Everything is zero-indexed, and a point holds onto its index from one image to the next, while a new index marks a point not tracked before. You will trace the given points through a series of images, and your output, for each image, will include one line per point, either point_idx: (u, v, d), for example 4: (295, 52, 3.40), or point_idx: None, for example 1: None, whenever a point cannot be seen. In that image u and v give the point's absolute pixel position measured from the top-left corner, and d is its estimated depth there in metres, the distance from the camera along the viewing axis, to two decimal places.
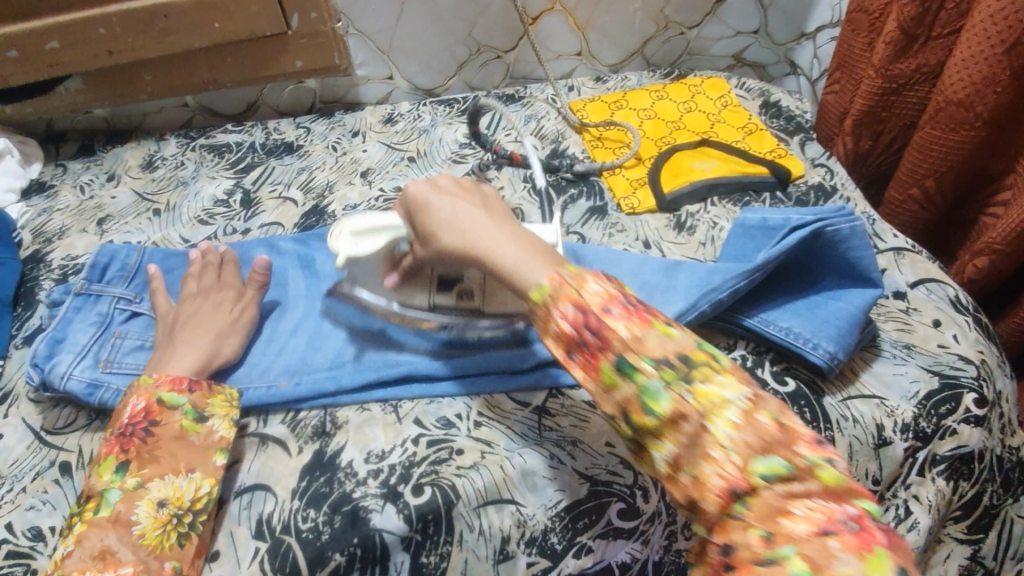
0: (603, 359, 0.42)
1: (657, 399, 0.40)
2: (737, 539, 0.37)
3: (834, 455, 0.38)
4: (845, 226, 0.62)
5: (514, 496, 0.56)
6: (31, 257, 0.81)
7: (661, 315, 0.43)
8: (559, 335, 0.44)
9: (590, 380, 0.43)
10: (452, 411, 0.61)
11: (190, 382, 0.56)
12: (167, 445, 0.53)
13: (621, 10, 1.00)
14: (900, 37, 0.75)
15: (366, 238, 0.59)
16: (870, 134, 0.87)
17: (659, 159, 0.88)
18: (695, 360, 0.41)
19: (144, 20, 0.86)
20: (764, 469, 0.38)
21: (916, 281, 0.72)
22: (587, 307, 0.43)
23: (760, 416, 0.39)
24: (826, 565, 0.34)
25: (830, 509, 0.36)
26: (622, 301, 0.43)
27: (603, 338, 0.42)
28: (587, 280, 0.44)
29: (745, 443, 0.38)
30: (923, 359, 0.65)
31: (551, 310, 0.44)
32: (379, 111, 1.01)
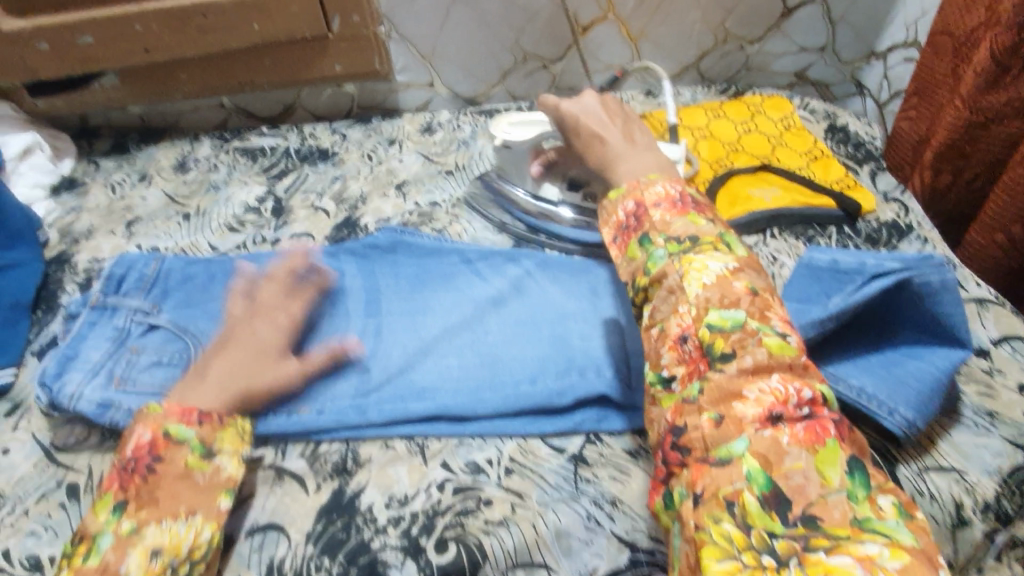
0: (633, 235, 0.48)
1: (656, 263, 0.45)
2: (692, 421, 0.39)
3: (788, 332, 0.41)
4: (935, 277, 0.54)
5: (546, 560, 0.50)
6: (55, 258, 0.79)
7: (703, 212, 0.48)
8: (614, 222, 0.51)
9: (618, 255, 0.49)
10: (482, 455, 0.57)
11: (201, 415, 0.51)
12: (173, 484, 0.49)
13: (679, 21, 0.94)
14: (992, 67, 0.68)
15: (519, 129, 0.79)
16: (951, 168, 0.79)
17: (715, 185, 0.81)
18: (702, 240, 0.45)
19: (182, 18, 0.84)
20: (714, 321, 0.41)
21: (1000, 338, 0.65)
22: (643, 204, 0.49)
23: (734, 282, 0.43)
24: (778, 460, 0.36)
25: (782, 394, 0.38)
26: (674, 200, 0.49)
27: (641, 220, 0.48)
28: (650, 184, 0.50)
29: (705, 299, 0.42)
30: (1008, 429, 0.57)
31: (617, 204, 0.51)
32: (417, 119, 0.97)
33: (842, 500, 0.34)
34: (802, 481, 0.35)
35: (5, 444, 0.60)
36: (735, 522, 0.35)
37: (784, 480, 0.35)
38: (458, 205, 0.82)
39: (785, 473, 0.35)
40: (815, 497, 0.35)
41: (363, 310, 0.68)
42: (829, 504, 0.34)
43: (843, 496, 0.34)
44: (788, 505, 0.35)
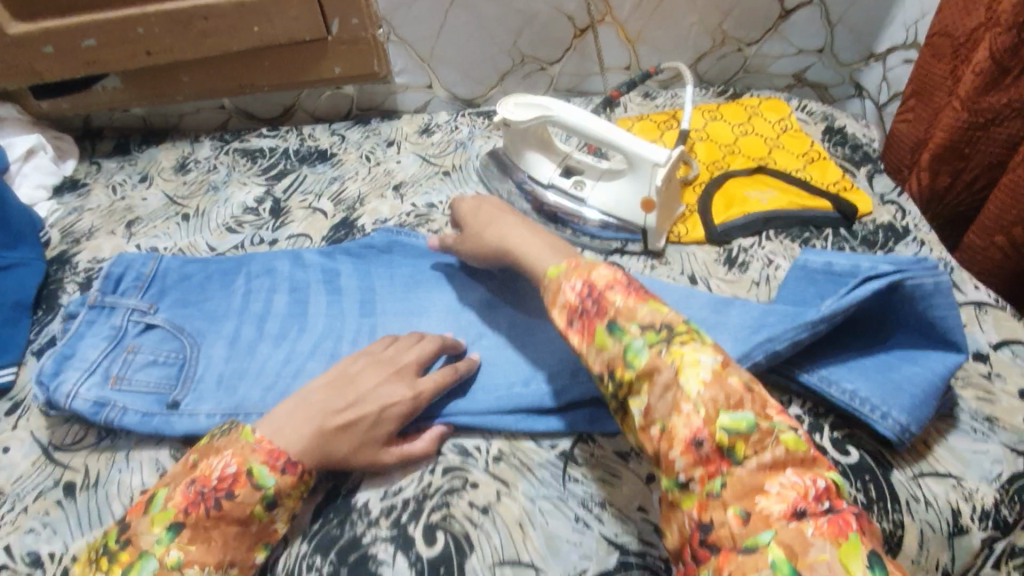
0: (599, 321, 0.45)
1: (638, 355, 0.42)
2: (715, 517, 0.37)
3: (795, 425, 0.40)
4: (929, 281, 0.53)
5: (533, 559, 0.49)
6: (57, 258, 0.80)
7: (659, 297, 0.46)
8: (567, 306, 0.48)
9: (585, 343, 0.46)
10: (471, 442, 0.57)
11: (286, 462, 0.49)
12: (227, 529, 0.47)
13: (676, 24, 0.95)
14: (990, 68, 0.68)
15: (524, 109, 0.78)
16: (949, 170, 0.79)
17: (711, 186, 0.82)
18: (677, 328, 0.43)
19: (184, 21, 0.85)
20: (727, 424, 0.38)
21: (999, 342, 0.64)
22: (594, 284, 0.47)
23: (730, 378, 0.40)
24: (803, 551, 0.34)
25: (801, 487, 0.37)
26: (626, 282, 0.46)
27: (601, 305, 0.45)
28: (598, 267, 0.48)
29: (711, 398, 0.39)
30: (1008, 436, 0.56)
31: (563, 284, 0.49)
32: (415, 121, 0.98)
33: None
34: (829, 574, 0.33)
35: (5, 442, 0.61)
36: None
37: (811, 573, 0.33)
38: None
39: (810, 564, 0.33)
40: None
41: (358, 310, 0.69)
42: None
43: None
44: None
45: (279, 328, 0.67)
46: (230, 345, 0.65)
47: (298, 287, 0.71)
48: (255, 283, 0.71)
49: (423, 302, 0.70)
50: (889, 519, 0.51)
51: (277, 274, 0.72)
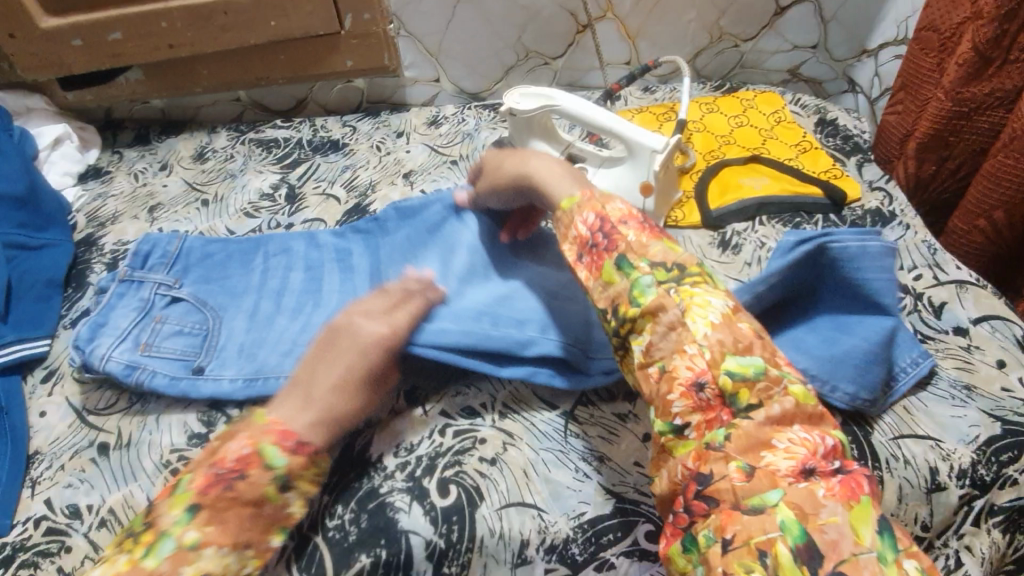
0: (608, 257, 0.51)
1: (644, 293, 0.48)
2: (719, 469, 0.42)
3: (806, 381, 0.45)
4: (854, 244, 0.60)
5: (536, 501, 0.54)
6: (84, 240, 0.84)
7: (671, 237, 0.52)
8: (577, 240, 0.54)
9: (592, 278, 0.52)
10: (477, 401, 0.61)
11: (295, 442, 0.50)
12: (241, 510, 0.47)
13: (675, 20, 0.98)
14: (973, 59, 0.72)
15: (528, 99, 0.82)
16: (935, 159, 0.83)
17: (707, 174, 0.85)
18: (689, 270, 0.49)
19: (205, 16, 0.89)
20: (733, 368, 0.44)
21: (979, 318, 0.67)
22: (606, 216, 0.53)
23: (740, 324, 0.46)
24: (812, 512, 0.38)
25: (810, 445, 0.42)
26: (637, 219, 0.53)
27: (613, 239, 0.51)
28: (613, 200, 0.55)
29: (719, 341, 0.45)
30: (984, 402, 0.60)
31: (575, 217, 0.54)
32: (424, 113, 1.02)
33: (873, 559, 0.36)
34: (836, 536, 0.37)
35: (42, 408, 0.66)
36: (767, 572, 0.37)
37: (819, 534, 0.37)
38: None
39: (820, 526, 0.38)
40: (848, 555, 0.36)
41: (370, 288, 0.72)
42: (860, 562, 0.36)
43: (874, 556, 0.36)
44: (821, 559, 0.36)
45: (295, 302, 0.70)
46: (250, 318, 0.68)
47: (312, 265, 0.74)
48: (274, 262, 0.74)
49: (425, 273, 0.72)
50: (870, 476, 0.55)
51: (294, 253, 0.76)
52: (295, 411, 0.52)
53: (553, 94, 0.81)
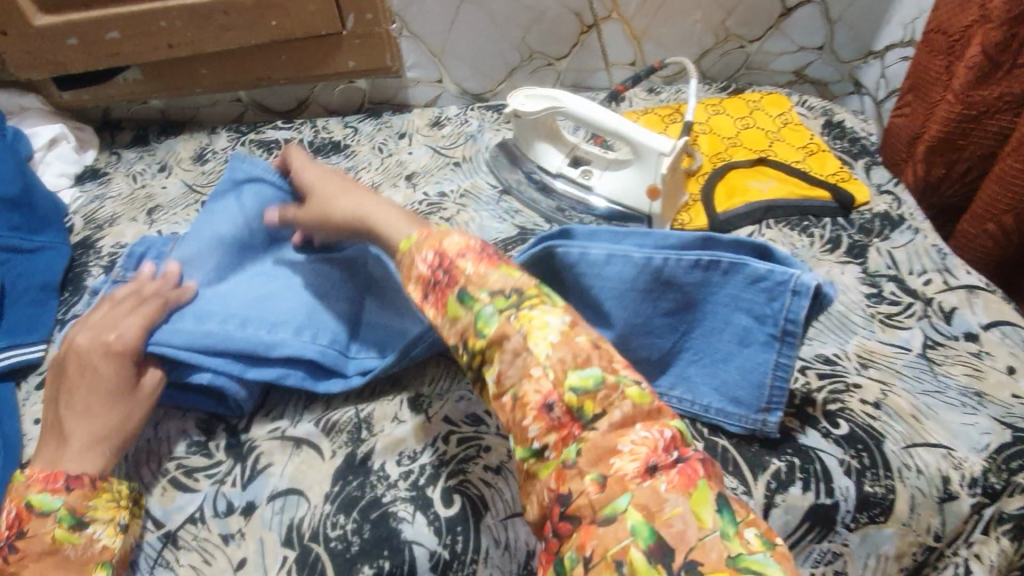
0: (450, 292, 0.46)
1: (488, 323, 0.44)
2: (574, 485, 0.39)
3: (641, 379, 0.44)
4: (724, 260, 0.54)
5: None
6: (81, 243, 0.83)
7: (511, 262, 0.48)
8: (421, 278, 0.48)
9: (439, 316, 0.47)
10: (482, 407, 0.59)
11: (66, 480, 0.50)
12: (39, 563, 0.49)
13: (681, 21, 0.97)
14: (983, 62, 0.71)
15: (534, 100, 0.81)
16: (943, 162, 0.82)
17: (714, 176, 0.84)
18: (527, 292, 0.45)
19: (204, 15, 0.87)
20: (575, 383, 0.42)
21: (989, 323, 0.66)
22: (444, 253, 0.48)
23: (577, 337, 0.44)
24: (658, 509, 0.37)
25: (651, 442, 0.40)
26: (477, 249, 0.48)
27: (453, 275, 0.46)
28: (448, 236, 0.49)
29: (559, 359, 0.43)
30: (996, 409, 0.59)
31: (415, 254, 0.49)
32: (426, 114, 1.00)
33: (716, 540, 0.36)
34: (682, 527, 0.36)
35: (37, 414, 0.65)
36: None
37: (666, 528, 0.36)
38: (465, 195, 0.85)
39: (666, 521, 0.37)
40: (695, 541, 0.36)
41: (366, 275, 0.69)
42: (706, 546, 0.35)
43: (716, 536, 0.36)
44: (672, 553, 0.35)
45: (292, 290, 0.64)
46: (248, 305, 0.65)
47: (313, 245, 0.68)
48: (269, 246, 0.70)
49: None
50: (881, 485, 0.54)
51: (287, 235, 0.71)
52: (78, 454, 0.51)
53: (560, 95, 0.79)
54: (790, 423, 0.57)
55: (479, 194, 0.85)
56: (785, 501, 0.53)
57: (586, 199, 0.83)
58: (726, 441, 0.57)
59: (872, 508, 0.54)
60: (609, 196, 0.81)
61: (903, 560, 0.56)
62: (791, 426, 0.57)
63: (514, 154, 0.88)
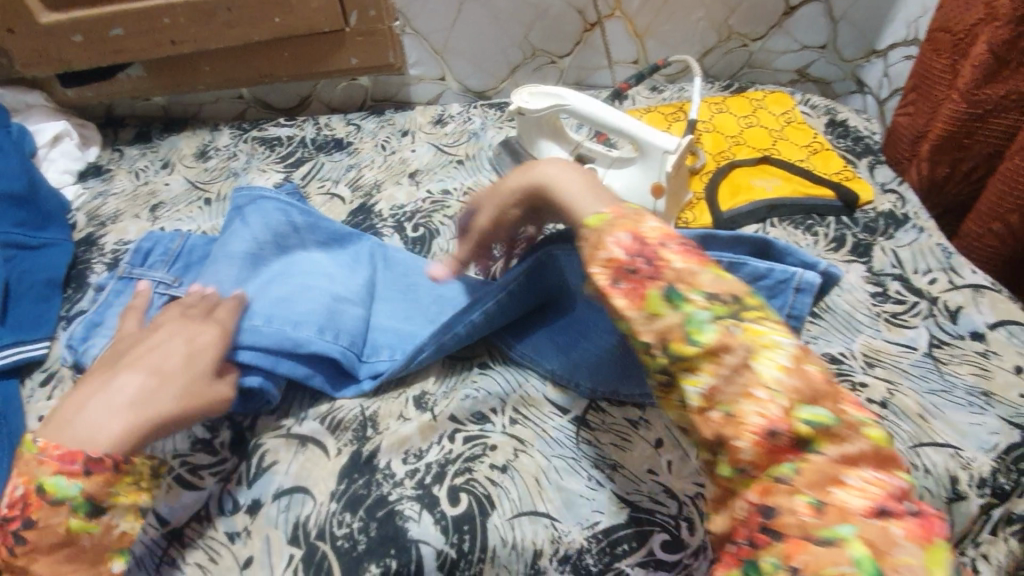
0: (652, 285, 0.40)
1: (702, 330, 0.38)
2: (783, 502, 0.35)
3: (869, 414, 0.37)
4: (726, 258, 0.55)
5: (549, 510, 0.53)
6: (84, 240, 0.83)
7: (716, 258, 0.42)
8: (611, 263, 0.41)
9: (633, 308, 0.40)
10: (486, 406, 0.60)
11: (83, 462, 0.45)
12: (53, 555, 0.45)
13: (684, 19, 0.97)
14: (989, 60, 0.71)
15: (538, 98, 0.81)
16: (948, 161, 0.82)
17: (717, 175, 0.84)
18: (746, 301, 0.40)
19: (208, 12, 0.87)
20: (807, 416, 0.36)
21: (996, 322, 0.66)
22: (643, 238, 0.42)
23: (809, 365, 0.38)
24: (888, 550, 0.32)
25: (885, 485, 0.34)
26: (679, 239, 0.42)
27: (657, 266, 0.40)
28: (645, 219, 0.43)
29: (793, 387, 0.36)
30: (1004, 409, 0.59)
31: (606, 236, 0.43)
32: (429, 112, 1.00)
33: None
34: None
35: (41, 412, 0.65)
36: None
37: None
38: (469, 193, 0.85)
39: (895, 565, 0.31)
40: None
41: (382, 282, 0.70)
42: None
43: None
44: None
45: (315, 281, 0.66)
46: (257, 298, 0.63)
47: (331, 242, 0.72)
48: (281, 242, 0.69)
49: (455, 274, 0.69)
50: None
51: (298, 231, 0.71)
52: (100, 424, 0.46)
53: (564, 93, 0.79)
54: None
55: None
56: None
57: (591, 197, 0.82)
58: None
59: None
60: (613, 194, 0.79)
61: None
62: None
63: (518, 151, 0.88)
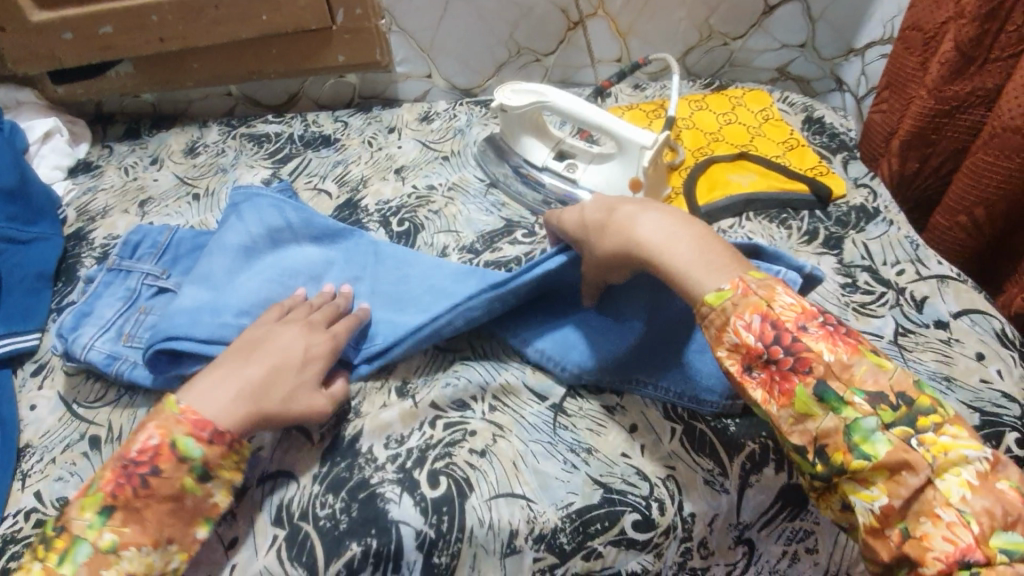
0: (804, 383, 0.43)
1: (870, 440, 0.41)
2: None
3: None
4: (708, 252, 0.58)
5: (525, 491, 0.55)
6: (74, 234, 0.85)
7: (867, 346, 0.45)
8: (739, 349, 0.46)
9: (780, 405, 0.44)
10: (467, 393, 0.61)
11: (213, 431, 0.50)
12: (160, 507, 0.48)
13: (666, 18, 0.99)
14: (955, 58, 0.73)
15: (520, 94, 0.83)
16: (919, 156, 0.84)
17: (696, 170, 0.86)
18: (918, 404, 0.42)
19: (196, 9, 0.89)
20: (1005, 544, 0.37)
21: (959, 312, 0.68)
22: (777, 320, 0.45)
23: (1000, 484, 0.39)
24: None
25: None
26: (821, 322, 0.45)
27: (802, 358, 0.44)
28: (779, 292, 0.46)
29: (984, 509, 0.38)
30: (964, 393, 0.61)
31: (733, 319, 0.46)
32: (416, 109, 1.02)
33: None
34: None
35: (33, 401, 0.67)
36: None
37: None
38: (454, 189, 0.86)
39: None
40: None
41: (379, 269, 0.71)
42: None
43: None
44: None
45: (299, 277, 0.69)
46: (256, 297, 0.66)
47: (323, 237, 0.73)
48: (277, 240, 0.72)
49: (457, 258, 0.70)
50: None
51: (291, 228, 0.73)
52: (207, 395, 0.52)
53: (545, 89, 0.81)
54: None
55: (466, 187, 0.86)
56: (758, 481, 0.55)
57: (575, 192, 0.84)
58: (705, 424, 0.57)
59: None
60: (595, 188, 0.82)
61: None
62: None
63: (502, 148, 0.90)
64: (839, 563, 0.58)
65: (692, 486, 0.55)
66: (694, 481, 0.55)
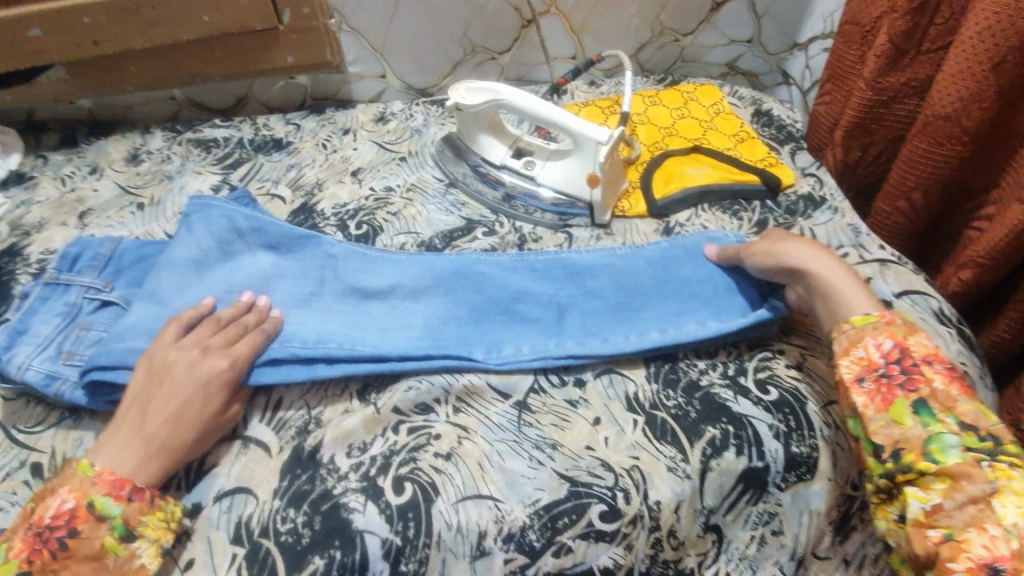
0: (905, 396, 0.49)
1: (945, 451, 0.46)
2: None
3: None
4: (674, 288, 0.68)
5: (492, 491, 0.54)
6: (7, 250, 0.80)
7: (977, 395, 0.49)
8: (861, 360, 0.51)
9: (878, 408, 0.49)
10: (430, 396, 0.60)
11: (131, 490, 0.51)
12: (79, 566, 0.49)
13: (618, 15, 1.00)
14: (890, 50, 0.76)
15: (475, 93, 0.83)
16: (860, 146, 0.88)
17: (651, 165, 0.87)
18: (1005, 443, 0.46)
19: (131, 10, 0.85)
20: None
21: (901, 292, 0.71)
22: (906, 347, 0.51)
23: None
24: None
25: None
26: (946, 364, 0.50)
27: (914, 378, 0.49)
28: (919, 333, 0.52)
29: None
30: None
31: (867, 337, 0.52)
32: (370, 109, 1.00)
33: None
34: None
35: None
36: None
37: None
38: (412, 190, 0.85)
39: None
40: None
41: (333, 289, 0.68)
42: None
43: None
44: None
45: (248, 290, 0.67)
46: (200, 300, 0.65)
47: (279, 246, 0.70)
48: (229, 246, 0.69)
49: (423, 302, 0.67)
50: (806, 445, 0.57)
51: (242, 230, 0.70)
52: (121, 449, 0.53)
53: (498, 87, 0.81)
54: (724, 393, 0.60)
55: (426, 188, 0.85)
56: (719, 466, 0.56)
57: (538, 188, 0.84)
58: (666, 412, 0.59)
59: (798, 468, 0.57)
60: (552, 185, 0.83)
61: (832, 515, 0.59)
62: (724, 396, 0.60)
63: (459, 146, 0.90)
64: (804, 546, 0.59)
65: (655, 474, 0.56)
66: (658, 468, 0.56)
